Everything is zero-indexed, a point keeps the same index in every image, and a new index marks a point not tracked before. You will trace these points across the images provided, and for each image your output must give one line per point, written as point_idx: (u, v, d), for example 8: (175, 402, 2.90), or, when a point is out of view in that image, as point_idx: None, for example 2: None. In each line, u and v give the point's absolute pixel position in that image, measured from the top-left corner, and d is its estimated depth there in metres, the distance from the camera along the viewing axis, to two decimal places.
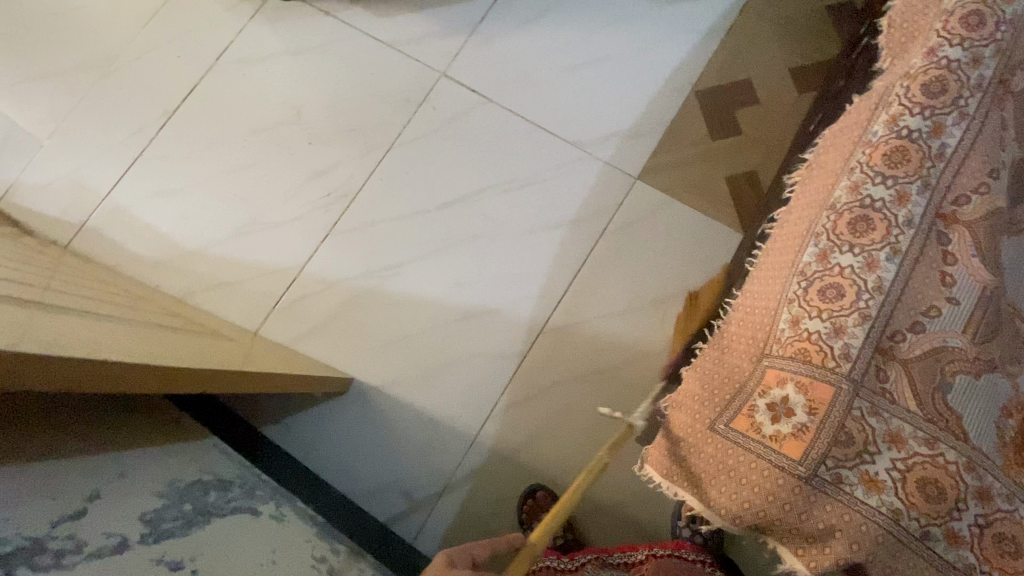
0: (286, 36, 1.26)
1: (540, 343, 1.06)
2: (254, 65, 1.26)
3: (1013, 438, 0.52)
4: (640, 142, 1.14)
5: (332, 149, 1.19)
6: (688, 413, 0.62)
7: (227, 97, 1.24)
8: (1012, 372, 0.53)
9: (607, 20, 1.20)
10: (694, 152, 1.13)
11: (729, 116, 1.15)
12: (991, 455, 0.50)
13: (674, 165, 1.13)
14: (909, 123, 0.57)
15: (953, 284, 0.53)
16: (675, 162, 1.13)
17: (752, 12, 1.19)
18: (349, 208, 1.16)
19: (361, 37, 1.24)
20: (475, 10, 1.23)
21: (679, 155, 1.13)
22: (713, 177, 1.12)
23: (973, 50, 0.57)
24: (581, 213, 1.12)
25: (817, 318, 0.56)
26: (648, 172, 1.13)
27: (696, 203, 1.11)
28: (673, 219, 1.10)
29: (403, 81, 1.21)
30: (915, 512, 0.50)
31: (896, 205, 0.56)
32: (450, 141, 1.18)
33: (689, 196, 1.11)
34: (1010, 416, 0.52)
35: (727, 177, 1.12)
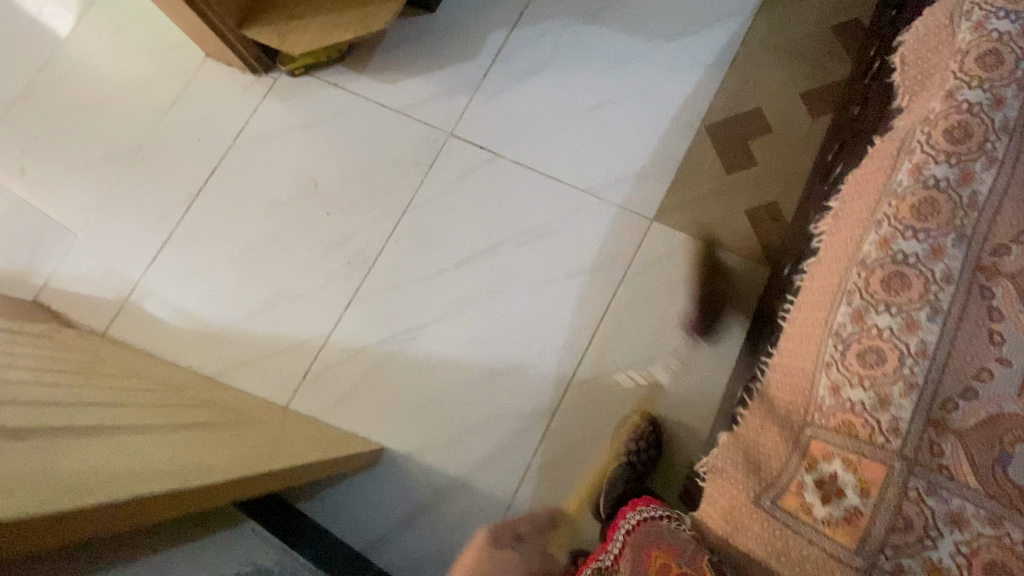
0: (298, 111, 1.31)
1: (570, 399, 1.04)
2: (270, 142, 1.30)
3: None
4: (654, 181, 1.13)
5: (349, 217, 1.21)
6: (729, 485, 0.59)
7: (246, 175, 1.29)
8: None
9: (608, 62, 1.20)
10: (709, 188, 1.11)
11: (743, 148, 1.12)
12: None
13: (690, 202, 1.11)
14: (934, 172, 0.55)
15: (1002, 344, 0.50)
16: (691, 199, 1.11)
17: (754, 41, 1.17)
18: (370, 274, 1.17)
19: (370, 105, 1.27)
20: (477, 68, 1.25)
21: (695, 191, 1.11)
22: (731, 212, 1.09)
23: (996, 91, 0.55)
24: (600, 259, 1.10)
25: (859, 386, 0.53)
26: (664, 212, 1.11)
27: (716, 241, 1.08)
28: (695, 259, 1.08)
29: (414, 144, 1.24)
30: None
31: (931, 260, 0.53)
32: (463, 199, 1.19)
33: (708, 234, 1.09)
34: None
35: (745, 209, 1.09)
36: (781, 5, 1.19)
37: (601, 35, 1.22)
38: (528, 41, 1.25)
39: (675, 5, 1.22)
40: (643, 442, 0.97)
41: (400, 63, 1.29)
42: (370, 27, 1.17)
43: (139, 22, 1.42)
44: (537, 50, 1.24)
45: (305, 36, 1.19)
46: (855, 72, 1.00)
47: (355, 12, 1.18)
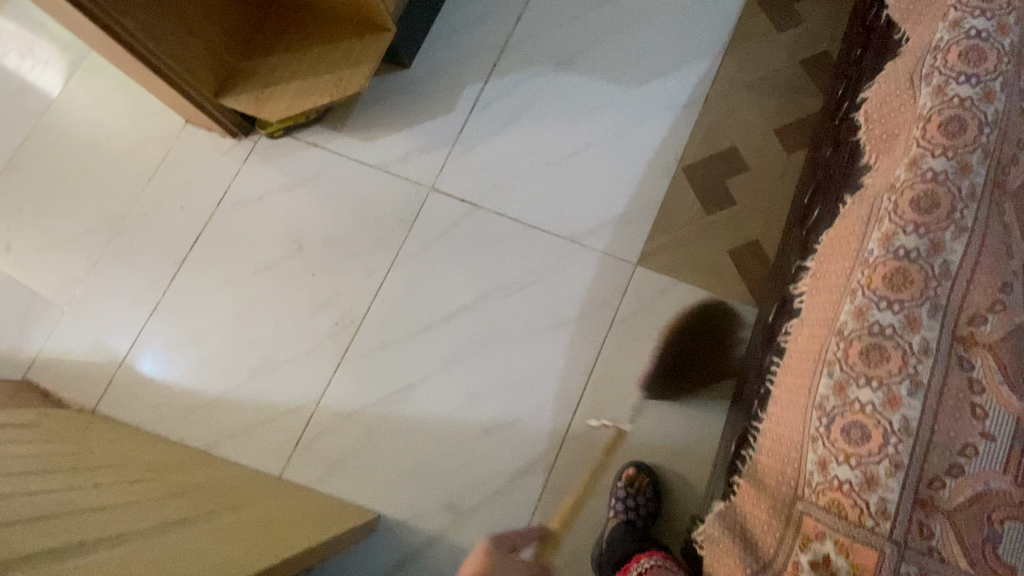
0: (279, 173, 1.31)
1: (566, 452, 1.03)
2: (252, 205, 1.30)
3: None
4: (635, 226, 1.13)
5: (334, 277, 1.22)
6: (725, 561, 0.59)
7: (230, 240, 1.29)
8: None
9: (583, 109, 1.22)
10: (691, 230, 1.12)
11: (721, 187, 1.13)
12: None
13: (672, 244, 1.11)
14: (904, 243, 0.55)
15: (984, 418, 0.50)
16: (674, 241, 1.11)
17: (726, 79, 1.19)
18: (358, 335, 1.17)
19: (350, 163, 1.28)
20: (454, 121, 1.27)
21: (676, 233, 1.12)
22: (714, 252, 1.10)
23: (960, 158, 0.55)
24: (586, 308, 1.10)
25: (845, 464, 0.53)
26: (647, 256, 1.12)
27: (701, 282, 1.09)
28: (681, 303, 1.08)
29: (395, 200, 1.24)
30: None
31: (908, 332, 0.53)
32: (446, 253, 1.19)
33: (692, 276, 1.09)
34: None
35: (728, 250, 1.09)
36: (750, 43, 1.21)
37: (575, 82, 1.24)
38: (504, 93, 1.27)
39: (646, 49, 1.23)
40: (633, 492, 0.97)
41: (378, 121, 1.30)
42: (345, 91, 1.19)
43: (117, 92, 1.43)
44: (513, 101, 1.26)
45: (281, 104, 1.21)
46: (826, 109, 1.01)
47: (329, 78, 1.20)
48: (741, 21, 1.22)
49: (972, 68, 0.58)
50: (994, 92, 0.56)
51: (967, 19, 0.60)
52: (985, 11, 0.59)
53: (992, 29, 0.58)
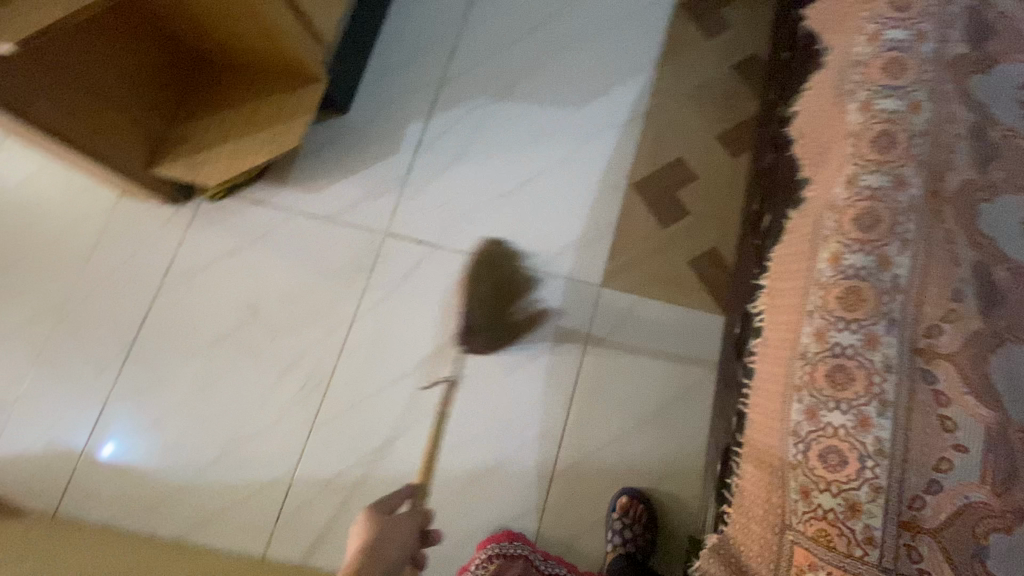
0: (226, 236, 1.26)
1: (556, 488, 1.02)
2: (201, 273, 1.25)
3: None
4: (595, 246, 1.13)
5: (296, 338, 1.17)
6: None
7: (182, 312, 1.23)
8: None
9: (528, 136, 1.21)
10: (650, 244, 1.11)
11: (673, 198, 1.13)
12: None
13: (633, 261, 1.11)
14: (852, 262, 0.56)
15: (955, 429, 0.49)
16: (634, 258, 1.11)
17: (664, 91, 1.20)
18: (328, 394, 1.13)
19: (298, 217, 1.25)
20: (400, 161, 1.25)
21: (635, 249, 1.12)
22: (675, 265, 1.10)
23: (895, 172, 0.56)
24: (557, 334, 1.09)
25: (827, 492, 0.53)
26: (610, 275, 1.11)
27: (667, 296, 1.08)
28: (650, 318, 1.08)
29: (349, 250, 1.21)
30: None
31: (869, 350, 0.53)
32: (409, 298, 1.16)
33: (656, 291, 1.09)
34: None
35: (689, 260, 1.10)
36: (683, 52, 1.22)
37: (516, 110, 1.24)
38: (447, 128, 1.25)
39: (583, 69, 1.24)
40: (630, 523, 0.95)
41: (322, 170, 1.27)
42: (283, 146, 1.14)
43: (40, 170, 1.36)
44: (457, 136, 1.24)
45: (217, 167, 1.17)
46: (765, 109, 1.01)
47: (265, 135, 1.16)
48: (671, 31, 1.24)
49: (896, 81, 0.59)
50: (920, 102, 0.58)
51: (885, 30, 0.62)
52: (903, 22, 0.62)
53: (910, 40, 0.60)
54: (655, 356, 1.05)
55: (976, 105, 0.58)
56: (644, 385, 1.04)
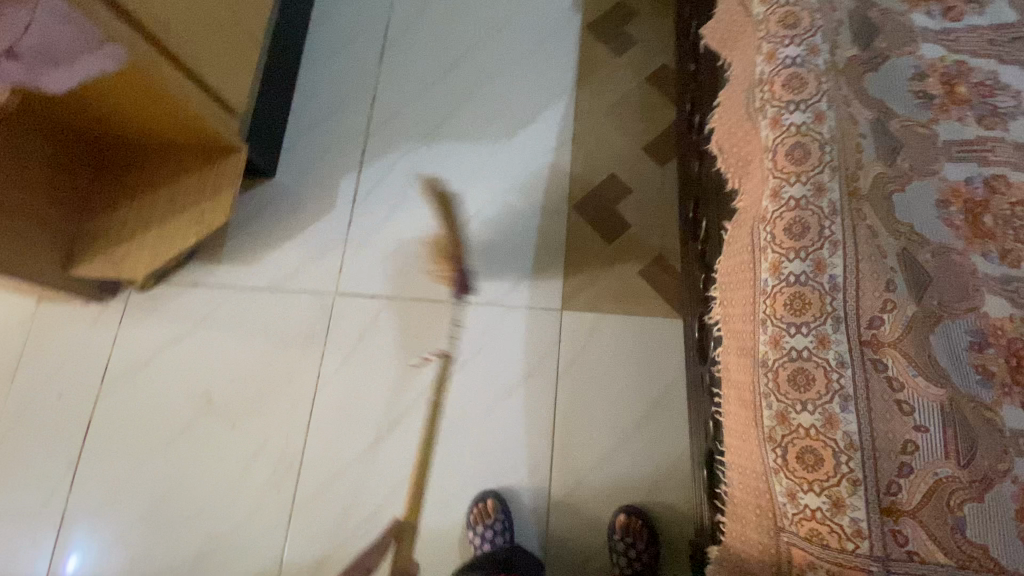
0: (165, 325, 1.19)
1: (554, 521, 1.01)
2: (144, 370, 1.17)
3: None
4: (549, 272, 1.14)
5: (259, 419, 1.12)
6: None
7: (130, 416, 1.15)
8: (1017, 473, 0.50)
9: (463, 174, 1.22)
10: (600, 261, 1.13)
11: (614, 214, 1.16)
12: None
13: (587, 281, 1.12)
14: (791, 269, 0.59)
15: (912, 412, 0.53)
16: (587, 277, 1.13)
17: (587, 111, 1.23)
18: (304, 472, 1.08)
19: (241, 292, 1.19)
20: (339, 218, 1.22)
21: (586, 269, 1.13)
22: (627, 277, 1.12)
23: (813, 181, 0.60)
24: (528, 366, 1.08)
25: (811, 492, 0.55)
26: (567, 299, 1.12)
27: (625, 310, 1.10)
28: (613, 335, 1.09)
29: (300, 317, 1.17)
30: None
31: (822, 350, 0.56)
32: (371, 356, 1.13)
33: (614, 307, 1.10)
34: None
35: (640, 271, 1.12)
36: (598, 71, 1.26)
37: (447, 150, 1.24)
38: (380, 178, 1.24)
39: (506, 100, 1.26)
40: (632, 541, 0.95)
41: (258, 240, 1.22)
42: (212, 225, 1.10)
43: None
44: (392, 185, 1.23)
45: (142, 258, 1.11)
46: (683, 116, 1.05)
47: (190, 216, 1.11)
48: (583, 53, 1.28)
49: (798, 95, 0.63)
50: (824, 112, 0.62)
51: (780, 49, 0.66)
52: (793, 39, 0.66)
53: (804, 54, 0.65)
54: (625, 369, 1.07)
55: (872, 103, 0.63)
56: (621, 399, 1.05)
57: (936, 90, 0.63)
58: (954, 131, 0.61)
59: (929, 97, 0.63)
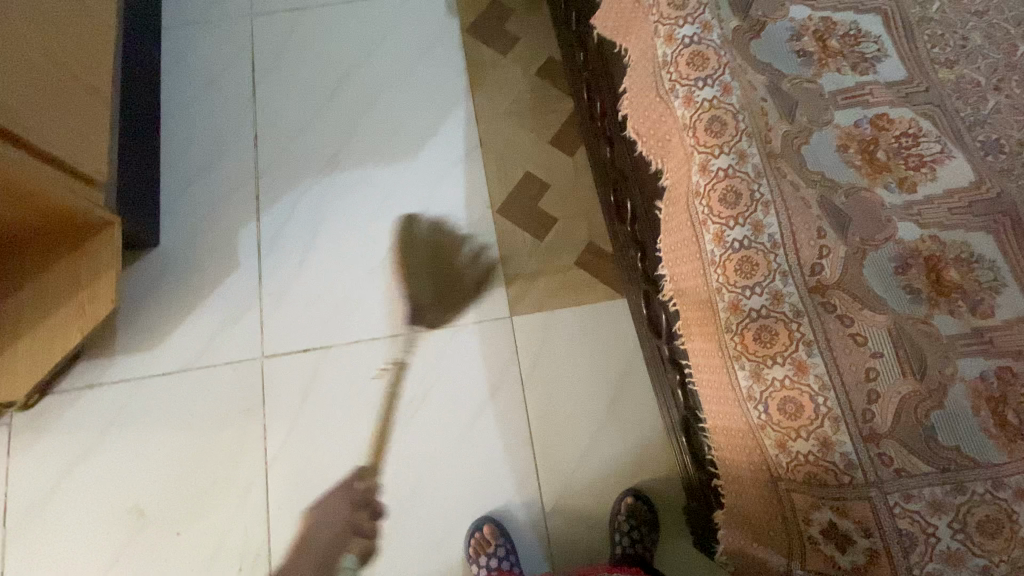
0: (65, 442, 1.02)
1: (554, 526, 1.00)
2: (50, 502, 0.99)
3: (1006, 427, 0.55)
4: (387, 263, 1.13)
5: (210, 515, 0.99)
6: (762, 558, 0.64)
7: (44, 559, 0.97)
8: (960, 373, 0.56)
9: (376, 200, 1.16)
10: (448, 244, 1.14)
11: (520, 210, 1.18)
12: (1003, 460, 0.54)
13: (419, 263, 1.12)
14: (734, 236, 0.62)
15: (867, 342, 0.57)
16: (423, 260, 1.13)
17: (487, 115, 1.22)
18: (274, 562, 0.97)
19: (151, 381, 1.05)
20: (249, 273, 1.11)
21: (420, 254, 1.13)
22: (466, 255, 1.13)
23: (735, 149, 0.63)
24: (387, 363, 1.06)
25: (800, 438, 0.58)
26: (405, 287, 1.11)
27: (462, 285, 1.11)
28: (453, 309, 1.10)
29: (230, 391, 1.05)
30: (999, 558, 0.52)
31: (778, 305, 0.59)
32: (322, 412, 1.04)
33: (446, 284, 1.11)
34: (997, 411, 0.55)
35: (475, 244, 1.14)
36: (487, 74, 1.25)
37: (351, 180, 1.17)
38: (285, 221, 1.14)
39: (400, 118, 1.21)
40: (636, 523, 0.96)
41: (158, 319, 1.08)
42: (97, 316, 0.95)
43: None
44: (300, 227, 1.14)
45: (17, 374, 0.94)
46: (582, 103, 1.07)
47: (67, 311, 0.95)
48: (469, 57, 1.26)
49: (703, 71, 0.66)
50: (729, 84, 0.65)
51: (676, 30, 0.69)
52: (686, 20, 0.69)
53: (699, 32, 0.68)
54: (584, 358, 1.07)
55: (763, 67, 0.67)
56: (586, 389, 1.06)
57: (813, 47, 0.68)
58: (837, 81, 0.67)
59: (808, 53, 0.68)
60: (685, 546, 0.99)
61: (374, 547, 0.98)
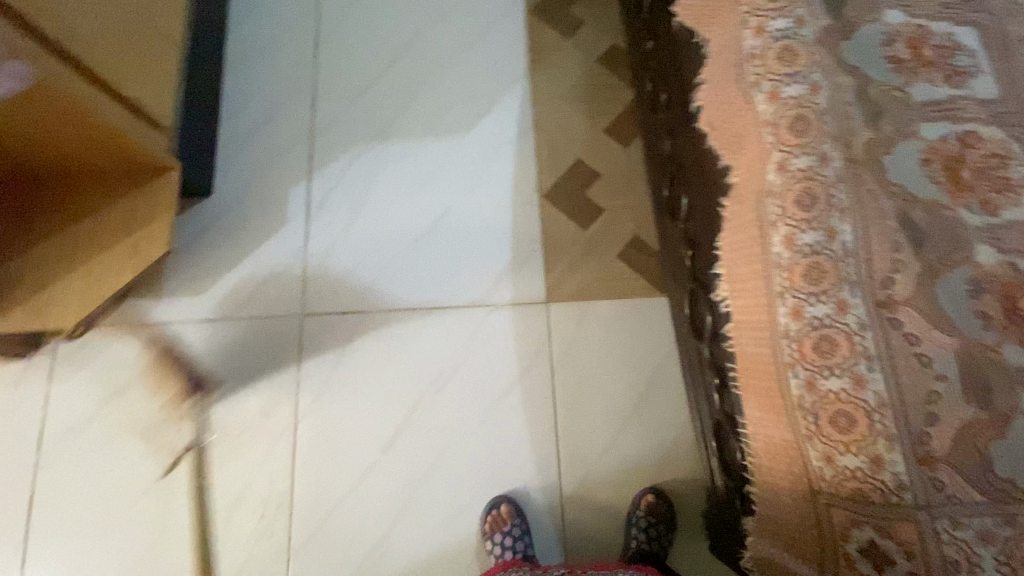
0: (107, 374, 1.05)
1: (569, 514, 1.00)
2: (88, 430, 1.03)
3: None
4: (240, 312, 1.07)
5: (235, 462, 1.02)
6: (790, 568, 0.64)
7: (78, 486, 1.01)
8: None
9: (426, 172, 1.16)
10: (418, 225, 1.13)
11: (233, 414, 1.04)
12: None
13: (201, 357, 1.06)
14: (806, 240, 0.60)
15: (932, 363, 0.55)
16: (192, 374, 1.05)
17: (545, 97, 1.21)
18: (295, 518, 1.00)
19: (191, 326, 1.07)
20: (294, 233, 1.12)
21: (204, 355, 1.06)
22: (462, 234, 1.13)
23: (817, 151, 0.62)
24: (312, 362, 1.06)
25: (849, 453, 0.57)
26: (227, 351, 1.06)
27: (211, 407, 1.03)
28: (288, 358, 1.06)
29: (262, 344, 1.07)
30: None
31: (842, 316, 0.58)
32: (352, 377, 1.06)
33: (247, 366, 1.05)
34: None
35: (240, 353, 1.06)
36: (549, 56, 1.24)
37: (403, 149, 1.17)
38: (334, 185, 1.15)
39: (458, 91, 1.21)
40: (654, 521, 0.96)
41: (204, 266, 1.10)
42: (150, 256, 0.98)
43: None
44: (348, 191, 1.15)
45: (69, 305, 0.97)
46: (646, 91, 1.05)
47: (121, 249, 0.98)
48: (532, 37, 1.25)
49: (791, 67, 0.65)
50: (818, 84, 0.64)
51: (768, 22, 0.68)
52: (780, 12, 0.68)
53: (792, 26, 0.67)
54: (617, 352, 1.07)
55: (852, 70, 0.65)
56: (617, 383, 1.05)
57: (905, 55, 0.66)
58: (927, 92, 0.64)
59: (900, 61, 0.65)
60: (699, 548, 0.99)
61: (387, 514, 1.00)
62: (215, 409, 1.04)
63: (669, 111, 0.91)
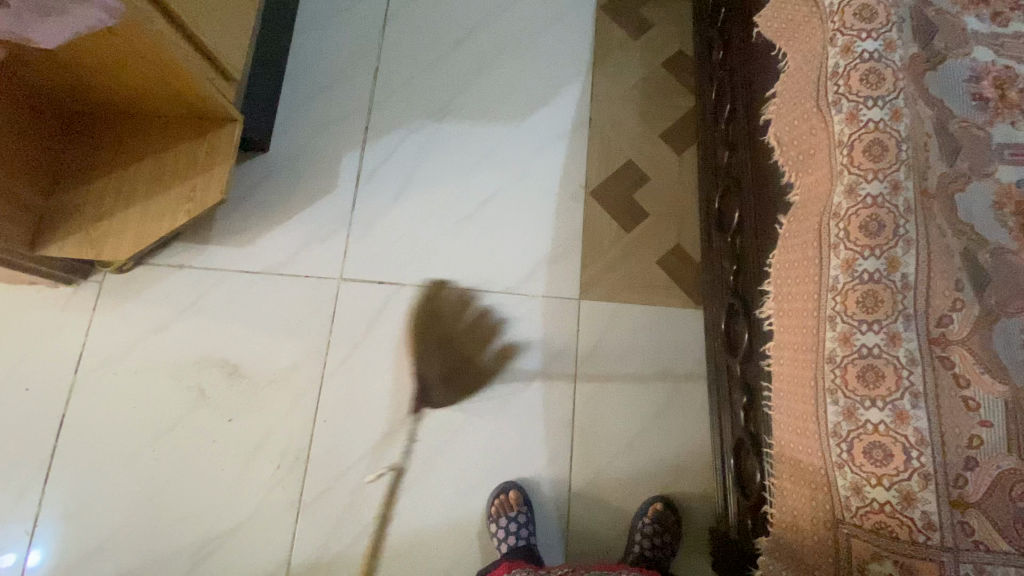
0: (148, 310, 1.09)
1: (575, 510, 1.00)
2: (125, 361, 1.07)
3: None
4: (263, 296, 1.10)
5: (257, 412, 1.05)
6: None
7: (108, 413, 1.05)
8: None
9: (477, 154, 1.17)
10: (462, 206, 1.14)
11: (261, 366, 1.07)
12: None
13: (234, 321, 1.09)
14: (866, 266, 0.59)
15: (977, 408, 0.55)
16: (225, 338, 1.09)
17: (604, 95, 1.20)
18: (309, 473, 1.02)
19: (233, 275, 1.10)
20: (342, 199, 1.14)
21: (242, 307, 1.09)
22: (504, 221, 1.13)
23: (890, 179, 0.60)
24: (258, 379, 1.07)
25: (879, 485, 0.56)
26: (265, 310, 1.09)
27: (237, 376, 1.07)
28: (320, 320, 1.09)
29: (298, 301, 1.09)
30: None
31: (892, 347, 0.57)
32: (381, 345, 1.07)
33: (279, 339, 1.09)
34: None
35: (275, 308, 1.09)
36: (613, 54, 1.23)
37: (457, 129, 1.18)
38: (387, 156, 1.17)
39: (518, 79, 1.21)
40: (658, 529, 0.96)
41: (252, 219, 1.13)
42: (204, 203, 1.01)
43: None
44: (399, 165, 1.16)
45: (123, 239, 1.00)
46: (710, 102, 1.04)
47: (177, 192, 1.01)
48: (599, 33, 1.25)
49: (875, 90, 0.64)
50: (901, 110, 0.62)
51: (857, 42, 0.66)
52: (870, 32, 0.66)
53: (882, 49, 0.65)
54: (643, 358, 1.07)
55: (935, 102, 0.64)
56: (640, 388, 1.05)
57: (991, 93, 0.64)
58: (1008, 135, 0.63)
59: (984, 99, 0.64)
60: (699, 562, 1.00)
61: (398, 483, 1.02)
62: (245, 359, 1.07)
63: (733, 122, 0.90)
